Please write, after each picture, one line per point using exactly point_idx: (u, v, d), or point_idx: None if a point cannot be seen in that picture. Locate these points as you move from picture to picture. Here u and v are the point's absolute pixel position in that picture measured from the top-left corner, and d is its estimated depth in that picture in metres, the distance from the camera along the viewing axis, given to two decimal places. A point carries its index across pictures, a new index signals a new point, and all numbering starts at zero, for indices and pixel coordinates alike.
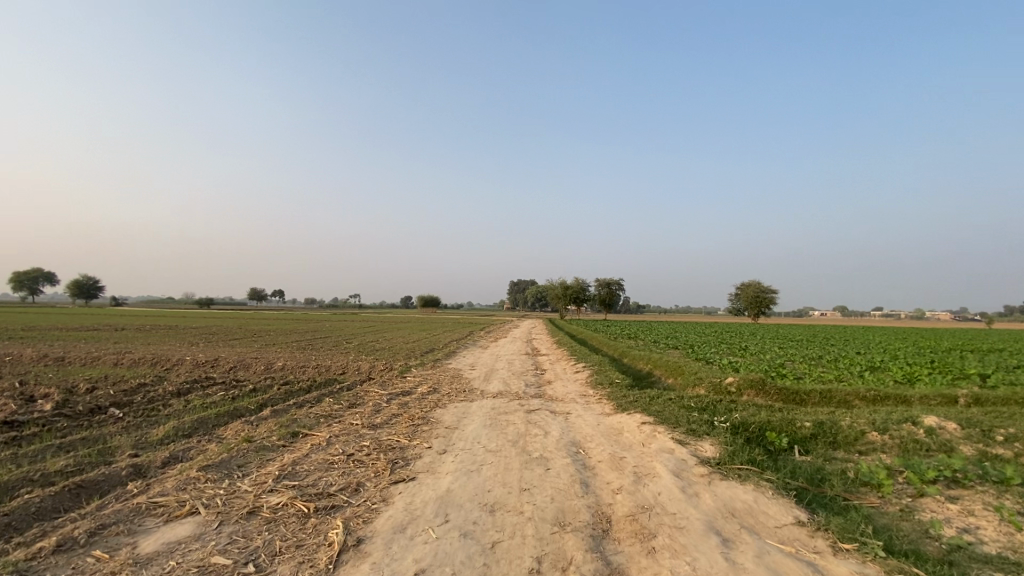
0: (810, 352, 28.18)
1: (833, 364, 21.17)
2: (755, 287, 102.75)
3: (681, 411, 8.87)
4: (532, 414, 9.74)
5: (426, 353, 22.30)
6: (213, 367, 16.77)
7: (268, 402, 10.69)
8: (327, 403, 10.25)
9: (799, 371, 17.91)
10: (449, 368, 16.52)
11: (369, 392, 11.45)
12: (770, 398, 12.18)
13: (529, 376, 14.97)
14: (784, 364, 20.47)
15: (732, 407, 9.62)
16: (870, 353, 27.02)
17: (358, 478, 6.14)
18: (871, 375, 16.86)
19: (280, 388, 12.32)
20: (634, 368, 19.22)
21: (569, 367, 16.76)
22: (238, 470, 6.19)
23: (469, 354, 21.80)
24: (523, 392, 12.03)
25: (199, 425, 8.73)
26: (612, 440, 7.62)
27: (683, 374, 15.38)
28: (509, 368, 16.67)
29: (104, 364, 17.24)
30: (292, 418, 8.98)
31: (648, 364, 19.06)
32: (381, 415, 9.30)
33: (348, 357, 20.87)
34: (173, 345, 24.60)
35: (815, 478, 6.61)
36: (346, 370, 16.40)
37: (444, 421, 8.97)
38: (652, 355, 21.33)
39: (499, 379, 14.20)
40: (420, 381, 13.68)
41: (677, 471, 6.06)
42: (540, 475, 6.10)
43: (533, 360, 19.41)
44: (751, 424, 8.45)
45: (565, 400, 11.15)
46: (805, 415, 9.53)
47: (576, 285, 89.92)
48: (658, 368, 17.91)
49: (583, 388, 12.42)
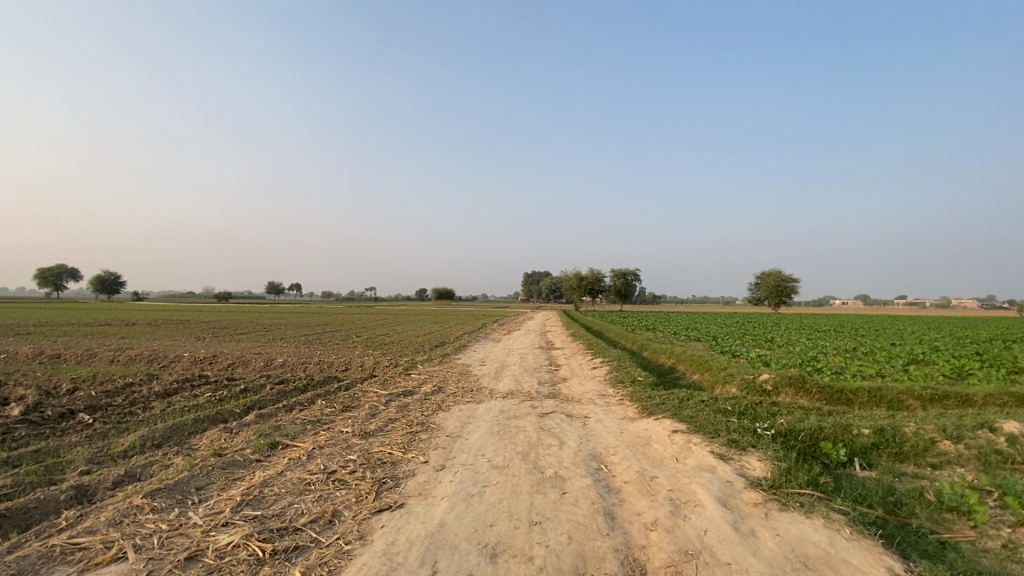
0: (842, 343, 26.61)
1: (871, 357, 19.67)
2: (776, 276, 100.09)
3: (719, 417, 7.69)
4: (545, 418, 8.64)
5: (436, 347, 21.33)
6: (211, 364, 15.93)
7: (256, 405, 9.74)
8: (319, 406, 9.25)
9: (837, 365, 16.49)
10: (457, 364, 15.48)
11: (367, 393, 10.43)
12: (812, 399, 10.91)
13: (543, 373, 13.87)
14: (817, 357, 19.04)
15: (775, 410, 8.41)
16: (907, 344, 25.36)
17: (335, 505, 5.10)
18: (919, 369, 15.39)
19: (273, 389, 11.37)
20: (655, 364, 17.99)
21: (586, 362, 15.60)
22: (194, 496, 5.19)
23: (480, 348, 20.78)
24: (536, 392, 10.93)
25: (172, 434, 7.80)
26: (640, 454, 6.48)
27: (711, 370, 14.14)
28: (522, 364, 15.57)
29: (99, 362, 16.52)
30: (276, 425, 7.99)
31: (671, 360, 17.82)
32: (375, 420, 8.25)
33: (353, 352, 19.96)
34: (177, 340, 23.97)
35: (891, 505, 5.41)
36: (348, 367, 15.45)
37: (446, 428, 7.91)
38: (674, 349, 20.08)
39: (510, 377, 13.12)
40: (425, 379, 12.65)
41: (724, 499, 4.92)
42: (555, 503, 4.99)
43: (548, 355, 18.28)
44: (802, 433, 7.25)
45: (582, 401, 10.03)
46: (861, 420, 8.27)
47: (591, 276, 88.43)
48: (682, 364, 16.65)
49: (603, 387, 11.26)
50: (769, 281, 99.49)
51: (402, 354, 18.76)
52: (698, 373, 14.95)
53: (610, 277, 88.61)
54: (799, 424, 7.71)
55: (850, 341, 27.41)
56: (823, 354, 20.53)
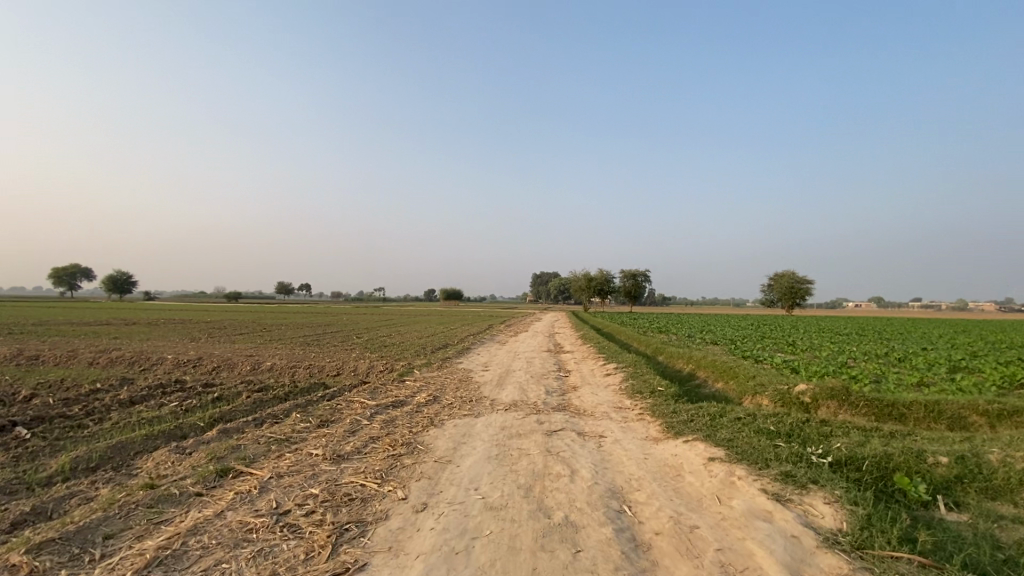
0: (868, 347, 25.08)
1: (906, 363, 18.22)
2: (790, 278, 97.97)
3: (763, 440, 6.39)
4: (554, 438, 7.38)
5: (437, 349, 20.12)
6: (193, 368, 14.79)
7: (223, 417, 8.55)
8: (293, 420, 8.06)
9: (873, 373, 15.08)
10: (458, 369, 14.27)
11: (352, 404, 9.22)
12: (859, 414, 9.54)
13: (550, 380, 12.60)
14: (848, 363, 17.61)
15: (827, 430, 7.08)
16: (939, 349, 23.72)
17: (275, 565, 3.86)
18: (967, 379, 13.89)
19: (249, 398, 10.19)
20: (672, 370, 16.66)
21: (598, 368, 14.29)
22: (96, 550, 3.98)
23: (484, 351, 19.53)
24: (543, 404, 9.68)
25: (115, 454, 6.65)
26: (671, 491, 5.22)
27: (736, 379, 12.79)
28: (528, 370, 14.31)
29: (76, 365, 15.46)
30: (237, 444, 6.80)
31: (689, 366, 16.50)
32: (354, 440, 7.03)
33: (349, 354, 18.82)
34: (168, 341, 22.94)
35: (1009, 569, 4.11)
36: (340, 371, 14.29)
37: (435, 450, 6.67)
38: (692, 353, 18.71)
39: (515, 384, 11.87)
40: (420, 386, 11.43)
41: (794, 568, 3.65)
42: (567, 567, 3.74)
43: (555, 359, 17.02)
44: (867, 462, 5.94)
45: (596, 416, 8.75)
46: (931, 445, 6.92)
47: (600, 277, 86.99)
48: (702, 371, 15.28)
49: (618, 398, 9.98)
50: (783, 282, 97.31)
51: (401, 357, 17.58)
52: (722, 381, 13.60)
53: (619, 278, 87.09)
54: (860, 450, 6.38)
55: (877, 346, 25.82)
56: (852, 360, 19.05)
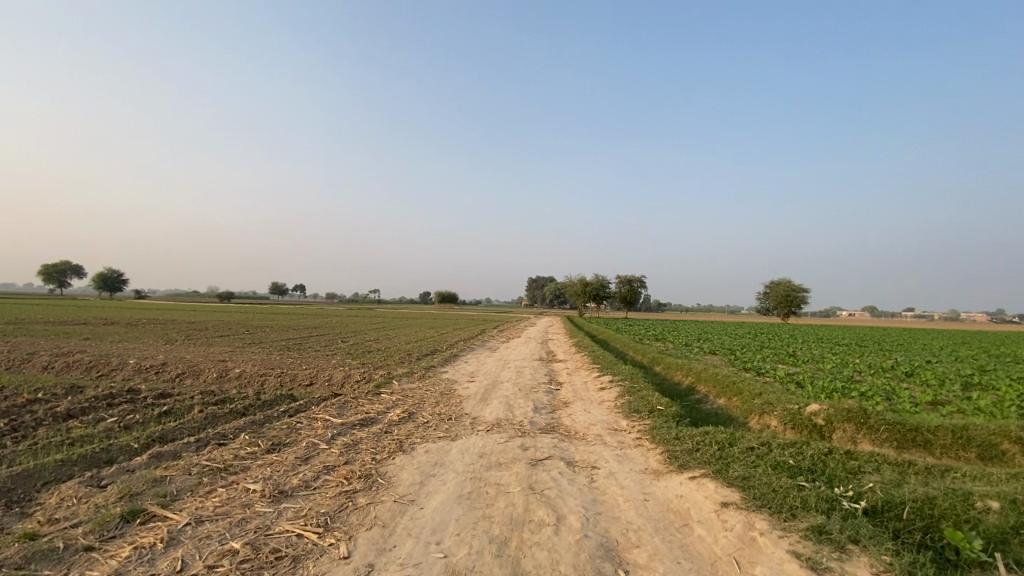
0: (872, 360, 24.21)
1: (916, 378, 17.32)
2: (786, 286, 97.44)
3: (784, 480, 5.41)
4: (539, 469, 6.38)
5: (423, 357, 19.05)
6: (155, 374, 13.68)
7: (162, 437, 7.49)
8: (241, 442, 7.02)
9: (885, 390, 14.16)
10: (441, 380, 13.23)
11: (314, 423, 8.18)
12: (880, 440, 8.59)
13: (540, 394, 11.59)
14: (855, 378, 16.72)
15: (855, 466, 6.10)
16: (946, 363, 22.86)
17: None
18: (986, 398, 12.97)
19: (202, 412, 9.13)
20: (671, 383, 15.66)
21: (592, 381, 13.30)
22: None
23: (473, 360, 18.49)
24: (530, 424, 8.67)
25: (16, 486, 5.60)
26: (678, 549, 4.23)
27: (741, 395, 11.83)
28: (517, 382, 13.30)
29: (30, 369, 14.31)
30: (163, 475, 5.76)
31: (688, 380, 15.57)
32: (303, 471, 6.00)
33: (328, 361, 17.73)
34: (141, 343, 21.76)
35: None
36: (313, 381, 13.22)
37: (397, 485, 5.66)
38: (691, 365, 17.78)
39: (501, 399, 10.87)
40: (396, 401, 10.39)
41: None
42: None
43: (547, 370, 16.04)
44: (911, 511, 4.96)
45: (588, 440, 7.76)
46: (976, 484, 5.95)
47: (596, 282, 86.15)
48: (703, 386, 14.34)
49: (613, 418, 9.00)
50: (780, 290, 96.80)
51: (383, 365, 16.54)
52: (724, 399, 12.65)
53: (615, 283, 86.26)
54: (899, 492, 5.40)
55: (880, 358, 24.99)
56: (859, 374, 18.16)
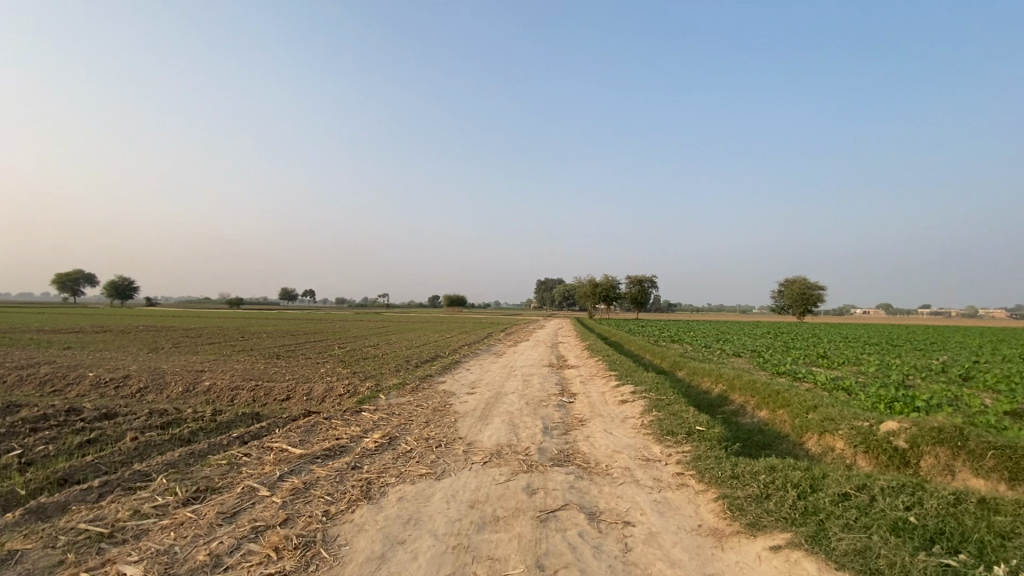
0: (912, 360, 22.21)
1: (975, 382, 15.39)
2: (802, 284, 94.77)
3: (922, 557, 3.60)
4: (551, 528, 4.60)
5: (421, 364, 17.32)
6: (110, 390, 11.99)
7: (60, 478, 5.76)
8: (155, 488, 5.29)
9: (950, 398, 12.25)
10: (435, 392, 11.47)
11: (264, 458, 6.43)
12: (986, 470, 6.73)
13: (550, 410, 9.81)
14: (907, 383, 14.85)
15: (1007, 524, 4.26)
16: (997, 364, 20.84)
17: None
18: None
19: (134, 438, 7.42)
20: (698, 392, 13.81)
21: (610, 391, 11.47)
22: None
23: (475, 367, 16.75)
24: (538, 453, 6.89)
25: None
26: None
27: (789, 409, 9.97)
28: (523, 394, 11.51)
29: None
30: (15, 549, 4.02)
31: (718, 388, 13.69)
32: (219, 539, 4.26)
33: (316, 370, 16.04)
34: (119, 353, 20.18)
35: None
36: (290, 396, 11.51)
37: (346, 564, 3.90)
38: (719, 369, 15.92)
39: (504, 417, 9.10)
40: (378, 421, 8.65)
41: None
42: None
43: (557, 378, 14.24)
44: None
45: (614, 477, 5.98)
46: None
47: (606, 283, 84.19)
48: (738, 395, 12.45)
49: (643, 444, 7.21)
50: (795, 288, 94.31)
51: (374, 375, 14.80)
52: (768, 413, 10.79)
53: (625, 284, 84.19)
54: None
55: (919, 359, 22.92)
56: (907, 378, 16.21)
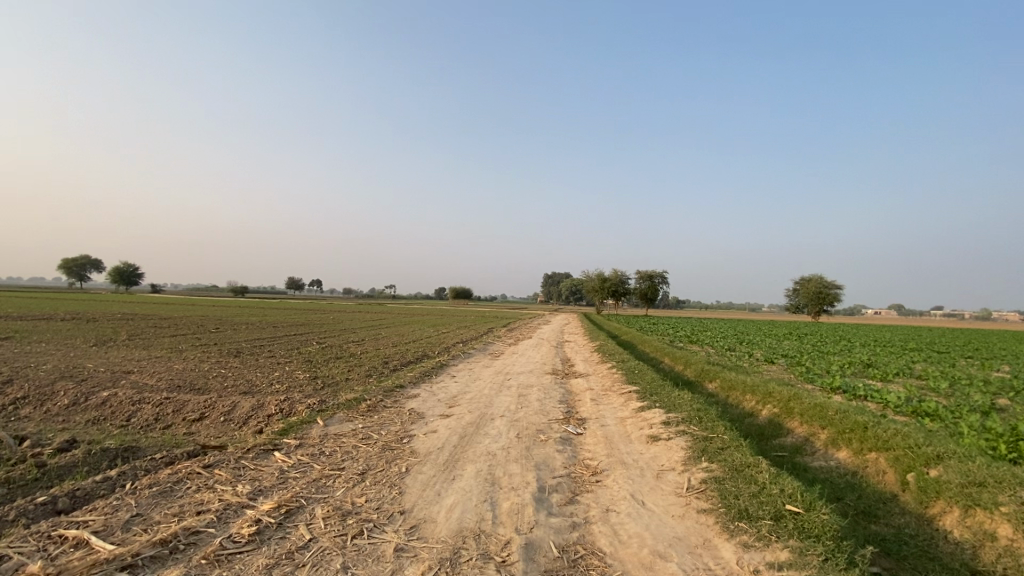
0: (974, 372, 19.01)
1: None
2: (819, 282, 91.04)
3: None
4: None
5: (398, 369, 14.37)
6: None
7: None
8: None
9: None
10: (397, 415, 8.53)
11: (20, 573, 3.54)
12: None
13: (549, 450, 6.86)
14: (1000, 407, 11.77)
15: None
16: None
17: None
18: None
19: None
20: (742, 416, 10.71)
21: (633, 419, 8.47)
22: None
23: (463, 373, 13.80)
24: (522, 561, 3.94)
25: None
26: None
27: (892, 457, 6.91)
28: (514, 418, 8.56)
29: None
30: None
31: (769, 412, 10.61)
32: None
33: (267, 374, 13.15)
34: (52, 346, 17.34)
35: None
36: (204, 415, 8.62)
37: None
38: (763, 383, 12.80)
39: (480, 465, 6.15)
40: (288, 471, 5.74)
41: None
42: None
43: (561, 392, 11.24)
44: None
45: None
46: None
47: (614, 277, 81.21)
48: (801, 424, 9.36)
49: (702, 545, 4.24)
50: (810, 286, 90.68)
51: (334, 384, 11.88)
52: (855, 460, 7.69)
53: (634, 281, 80.80)
54: None
55: (983, 370, 19.66)
56: (994, 399, 13.07)
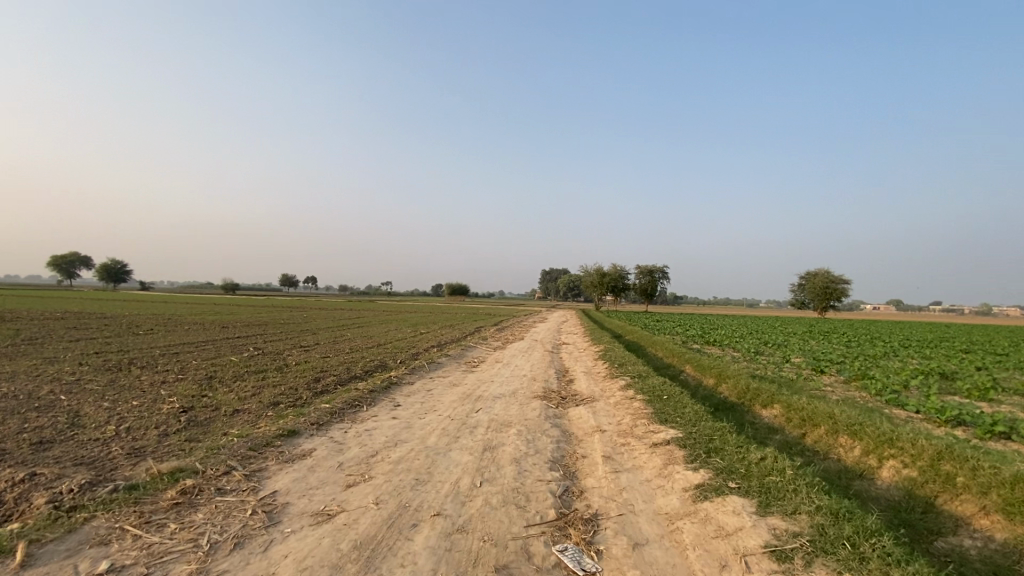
0: None
1: None
2: (826, 276, 87.00)
3: None
4: None
5: (322, 393, 9.98)
6: None
7: None
8: None
9: None
10: (220, 521, 4.20)
11: None
12: None
13: None
14: None
15: None
16: None
17: None
18: None
19: None
20: (857, 489, 6.33)
21: (694, 525, 4.21)
22: None
23: (412, 400, 9.46)
24: None
25: None
26: None
27: None
28: (457, 524, 4.27)
29: None
30: None
31: (907, 484, 6.24)
32: None
33: (116, 406, 8.73)
34: None
35: None
36: None
37: None
38: (863, 416, 8.39)
39: None
40: None
41: None
42: None
43: (554, 440, 6.91)
44: None
45: None
46: None
47: (614, 271, 77.11)
48: (1001, 521, 5.02)
49: None
50: (817, 282, 86.48)
51: (196, 428, 7.46)
52: None
53: (633, 275, 76.63)
54: None
55: None
56: None
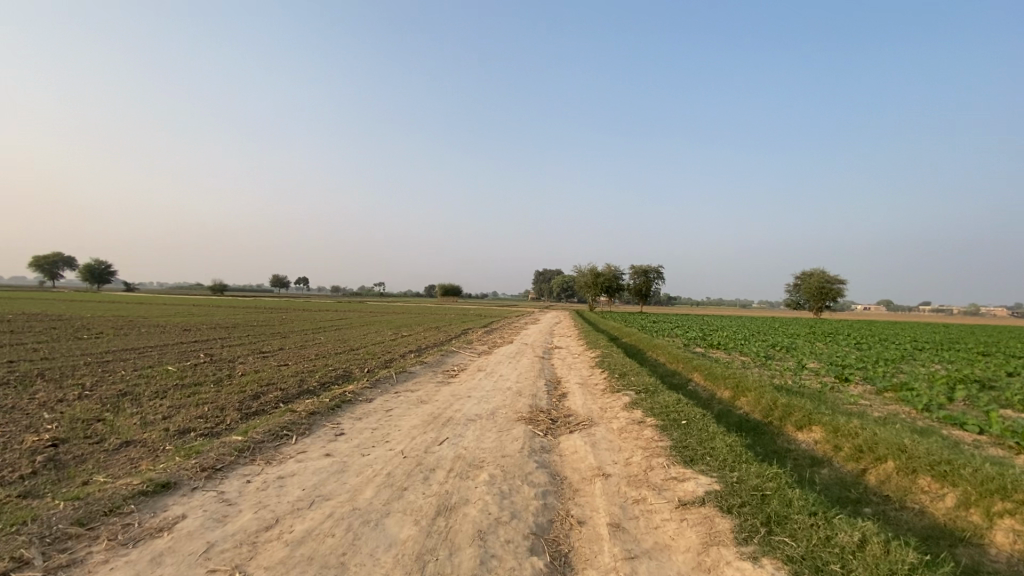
0: None
1: None
2: (822, 275, 85.71)
3: None
4: None
5: (251, 416, 7.92)
6: None
7: None
8: None
9: None
10: None
11: None
12: None
13: None
14: None
15: None
16: None
17: None
18: None
19: None
20: (971, 567, 4.39)
21: None
22: None
23: (362, 425, 7.42)
24: None
25: None
26: None
27: None
28: None
29: None
30: None
31: None
32: None
33: None
34: None
35: None
36: None
37: None
38: (940, 448, 6.46)
39: None
40: None
41: None
42: None
43: (538, 493, 4.93)
44: None
45: None
46: None
47: (608, 271, 75.38)
48: None
49: None
50: (813, 282, 85.18)
51: (47, 476, 5.41)
52: None
53: (627, 275, 74.87)
54: None
55: None
56: None
